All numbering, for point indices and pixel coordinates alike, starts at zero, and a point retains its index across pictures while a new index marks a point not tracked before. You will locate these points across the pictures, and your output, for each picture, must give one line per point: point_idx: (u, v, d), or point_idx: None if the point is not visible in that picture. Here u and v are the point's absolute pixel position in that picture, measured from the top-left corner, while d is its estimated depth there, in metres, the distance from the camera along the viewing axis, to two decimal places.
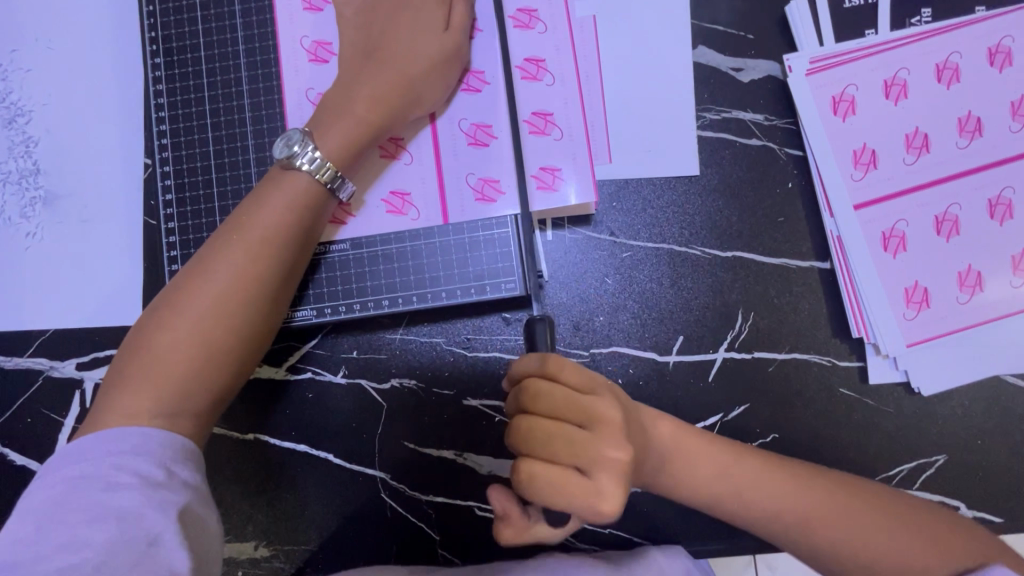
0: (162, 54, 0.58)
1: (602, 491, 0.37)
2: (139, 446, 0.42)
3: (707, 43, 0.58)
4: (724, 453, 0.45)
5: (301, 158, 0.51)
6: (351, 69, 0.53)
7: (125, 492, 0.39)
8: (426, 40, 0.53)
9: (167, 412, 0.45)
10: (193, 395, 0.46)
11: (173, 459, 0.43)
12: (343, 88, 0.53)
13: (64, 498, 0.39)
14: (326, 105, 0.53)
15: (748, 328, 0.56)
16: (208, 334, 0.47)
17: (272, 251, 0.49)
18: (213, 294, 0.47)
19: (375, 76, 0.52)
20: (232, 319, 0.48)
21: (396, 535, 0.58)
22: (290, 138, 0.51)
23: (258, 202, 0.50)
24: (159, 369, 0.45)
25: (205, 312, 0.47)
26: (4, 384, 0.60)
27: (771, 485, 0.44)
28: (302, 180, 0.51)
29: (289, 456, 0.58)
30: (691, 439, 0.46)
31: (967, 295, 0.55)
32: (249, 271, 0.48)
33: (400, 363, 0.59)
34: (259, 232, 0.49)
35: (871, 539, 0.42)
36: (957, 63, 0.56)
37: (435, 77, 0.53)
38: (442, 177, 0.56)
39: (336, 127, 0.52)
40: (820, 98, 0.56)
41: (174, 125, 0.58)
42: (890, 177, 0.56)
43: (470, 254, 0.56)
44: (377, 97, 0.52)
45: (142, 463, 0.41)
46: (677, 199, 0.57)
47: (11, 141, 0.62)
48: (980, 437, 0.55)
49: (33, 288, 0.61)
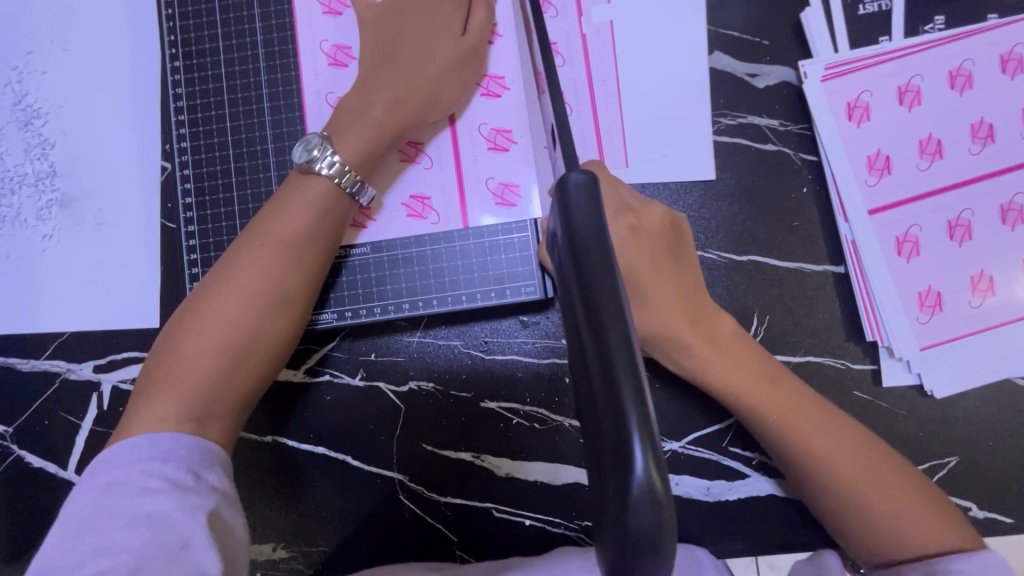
0: (180, 57, 0.58)
1: (705, 324, 0.51)
2: (167, 451, 0.42)
3: (723, 48, 0.58)
4: (736, 365, 0.50)
5: (320, 162, 0.51)
6: (371, 71, 0.53)
7: (156, 496, 0.40)
8: (444, 42, 0.53)
9: (193, 416, 0.45)
10: (220, 398, 0.47)
11: (201, 463, 0.43)
12: (363, 91, 0.53)
13: (99, 503, 0.40)
14: (345, 108, 0.53)
15: (763, 330, 0.57)
16: (233, 338, 0.47)
17: (294, 255, 0.50)
18: (237, 297, 0.48)
19: (391, 79, 0.53)
20: (257, 321, 0.48)
21: (414, 535, 0.58)
22: (309, 143, 0.52)
23: (278, 205, 0.51)
24: (185, 373, 0.46)
25: (229, 315, 0.47)
26: (21, 386, 0.60)
27: (823, 436, 0.48)
28: (321, 184, 0.51)
29: (308, 458, 0.59)
30: (723, 351, 0.51)
31: (979, 299, 0.56)
32: (271, 275, 0.49)
33: (418, 366, 0.59)
34: (280, 235, 0.50)
35: (897, 507, 0.47)
36: (970, 70, 0.57)
37: (454, 76, 0.54)
38: (462, 180, 0.57)
39: (356, 131, 0.52)
40: (835, 104, 0.57)
41: (194, 128, 0.58)
42: (904, 182, 0.57)
43: (489, 257, 0.57)
44: (398, 100, 0.52)
45: (171, 468, 0.42)
46: (694, 203, 0.58)
47: (27, 144, 0.62)
48: (990, 438, 0.56)
49: (50, 291, 0.61)
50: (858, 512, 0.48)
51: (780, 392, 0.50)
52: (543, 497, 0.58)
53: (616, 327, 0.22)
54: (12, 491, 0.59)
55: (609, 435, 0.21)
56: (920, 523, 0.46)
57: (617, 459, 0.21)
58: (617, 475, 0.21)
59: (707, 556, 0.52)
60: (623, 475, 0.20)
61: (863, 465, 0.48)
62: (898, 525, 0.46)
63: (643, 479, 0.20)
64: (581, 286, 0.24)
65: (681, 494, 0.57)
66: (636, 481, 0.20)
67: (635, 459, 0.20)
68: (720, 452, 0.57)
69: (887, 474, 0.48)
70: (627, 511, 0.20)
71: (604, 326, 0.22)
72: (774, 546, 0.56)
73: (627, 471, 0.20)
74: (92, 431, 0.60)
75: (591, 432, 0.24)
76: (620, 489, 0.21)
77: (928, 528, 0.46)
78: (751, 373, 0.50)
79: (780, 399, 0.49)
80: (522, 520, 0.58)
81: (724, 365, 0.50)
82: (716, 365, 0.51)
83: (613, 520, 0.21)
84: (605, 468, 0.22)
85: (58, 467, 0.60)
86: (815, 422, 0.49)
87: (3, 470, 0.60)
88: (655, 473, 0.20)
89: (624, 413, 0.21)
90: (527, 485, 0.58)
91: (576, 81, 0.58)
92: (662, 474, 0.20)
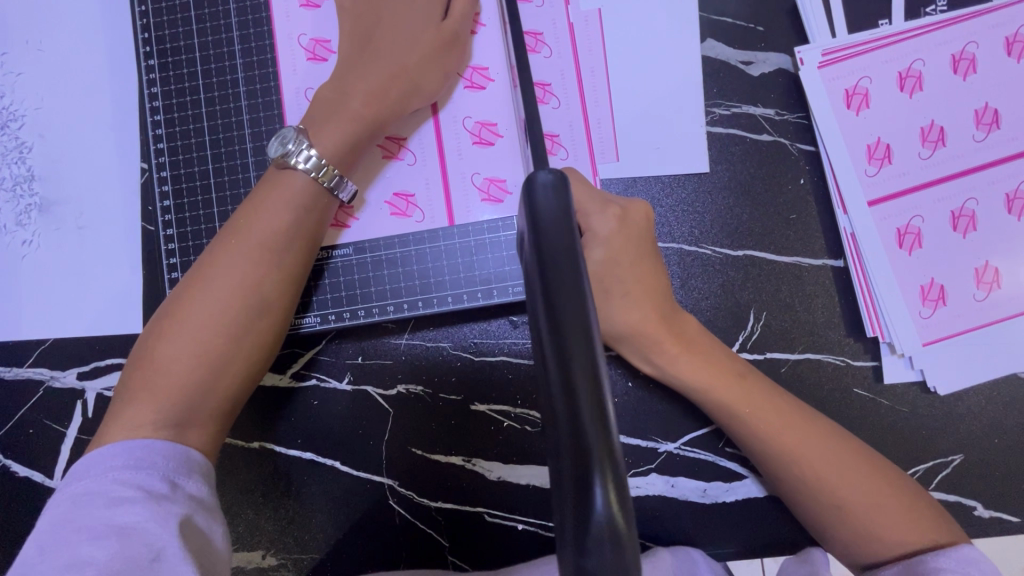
0: (155, 56, 0.57)
1: (679, 324, 0.50)
2: (141, 459, 0.41)
3: (715, 35, 0.56)
4: (711, 367, 0.49)
5: (295, 156, 0.49)
6: (348, 61, 0.52)
7: (128, 507, 0.39)
8: (424, 31, 0.51)
9: (170, 422, 0.44)
10: (198, 406, 0.46)
11: (176, 471, 0.42)
12: (340, 82, 0.51)
13: (69, 516, 0.39)
14: (320, 101, 0.51)
15: (760, 328, 0.55)
16: (210, 343, 0.46)
17: (272, 254, 0.48)
18: (214, 299, 0.47)
19: (368, 69, 0.51)
20: (236, 323, 0.47)
21: (406, 542, 0.57)
22: (285, 138, 0.50)
23: (255, 205, 0.49)
24: (161, 381, 0.45)
25: (206, 317, 0.46)
26: (4, 395, 0.59)
27: (801, 435, 0.47)
28: (298, 180, 0.49)
29: (297, 464, 0.57)
30: (697, 351, 0.50)
31: (984, 292, 0.54)
32: (249, 275, 0.48)
33: (406, 368, 0.58)
34: (257, 234, 0.48)
35: (882, 507, 0.45)
36: (973, 53, 0.54)
37: (434, 66, 0.52)
38: (447, 176, 0.56)
39: (333, 126, 0.50)
40: (832, 91, 0.55)
41: (170, 129, 0.57)
42: (904, 172, 0.54)
43: (476, 257, 0.55)
44: (375, 92, 0.51)
45: (145, 476, 0.41)
46: (688, 197, 0.56)
47: (4, 147, 0.60)
48: (996, 435, 0.54)
49: (32, 298, 0.60)
50: (838, 513, 0.46)
51: (756, 394, 0.48)
52: (535, 501, 0.57)
53: (578, 336, 0.21)
54: None
55: (570, 462, 0.20)
56: (908, 526, 0.45)
57: (576, 487, 0.20)
58: (576, 504, 0.20)
59: (704, 557, 0.51)
60: (583, 506, 0.20)
61: (847, 464, 0.46)
62: (880, 529, 0.45)
63: (603, 514, 0.19)
64: (545, 290, 0.23)
65: (677, 497, 0.55)
66: (595, 516, 0.19)
67: (594, 495, 0.20)
68: (715, 452, 0.55)
69: (873, 476, 0.46)
70: (584, 540, 0.20)
71: (567, 337, 0.21)
72: (771, 547, 0.55)
73: (587, 502, 0.20)
74: (78, 439, 0.59)
75: (553, 449, 0.23)
76: (579, 521, 0.20)
77: (914, 526, 0.45)
78: (726, 373, 0.49)
79: (756, 398, 0.48)
80: (515, 525, 0.57)
81: (694, 364, 0.49)
82: (687, 364, 0.49)
83: (571, 546, 0.21)
84: (563, 492, 0.21)
85: (44, 476, 0.59)
86: (793, 422, 0.48)
87: None
88: (616, 508, 0.19)
89: (586, 437, 0.20)
90: (519, 488, 0.57)
91: (564, 72, 0.55)
92: (623, 508, 0.20)
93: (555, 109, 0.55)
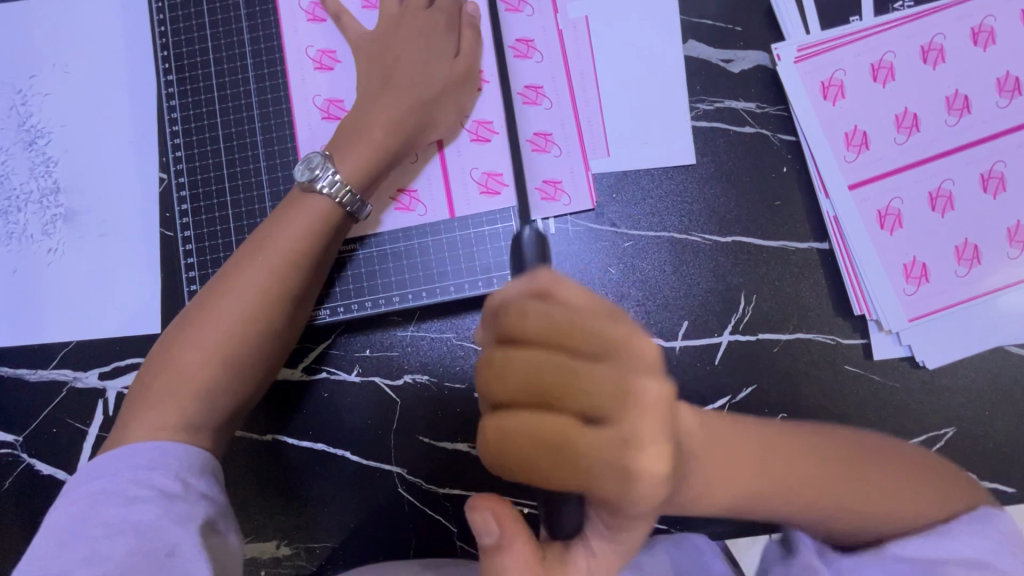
0: (173, 71, 0.61)
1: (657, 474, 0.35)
2: (155, 459, 0.44)
3: (696, 36, 0.59)
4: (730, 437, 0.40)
5: (321, 181, 0.53)
6: (370, 93, 0.55)
7: (142, 505, 0.41)
8: (439, 66, 0.55)
9: (189, 424, 0.47)
10: (217, 410, 0.49)
11: (189, 471, 0.45)
12: (361, 110, 0.55)
13: (87, 513, 0.41)
14: (344, 129, 0.55)
15: (751, 310, 0.57)
16: (229, 355, 0.49)
17: (291, 270, 0.51)
18: (234, 311, 0.49)
19: (390, 101, 0.54)
20: (254, 335, 0.50)
21: (417, 528, 0.59)
22: (311, 162, 0.53)
23: (278, 222, 0.52)
24: (180, 388, 0.48)
25: (227, 329, 0.49)
26: (30, 396, 0.62)
27: (811, 468, 0.40)
28: (321, 203, 0.53)
29: (308, 456, 0.59)
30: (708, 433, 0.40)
31: (966, 267, 0.56)
32: (268, 290, 0.50)
33: (412, 359, 0.60)
34: (279, 251, 0.51)
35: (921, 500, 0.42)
36: (941, 44, 0.57)
37: (449, 104, 0.56)
38: (447, 172, 0.59)
39: (355, 150, 0.54)
40: (808, 83, 0.58)
41: (187, 139, 0.60)
42: (881, 157, 0.57)
43: (475, 248, 0.58)
44: (394, 120, 0.54)
45: (158, 477, 0.43)
46: (676, 187, 0.59)
47: (32, 162, 0.64)
48: (987, 409, 0.55)
49: (57, 303, 0.63)
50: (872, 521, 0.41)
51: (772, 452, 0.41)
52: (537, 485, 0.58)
53: None
54: (22, 498, 0.61)
55: None
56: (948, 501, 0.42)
57: None
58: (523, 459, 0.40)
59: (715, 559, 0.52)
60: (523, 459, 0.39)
61: (869, 476, 0.42)
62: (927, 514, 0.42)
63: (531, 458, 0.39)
64: None
65: None
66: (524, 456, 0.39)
67: None
68: None
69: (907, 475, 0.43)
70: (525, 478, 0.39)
71: None
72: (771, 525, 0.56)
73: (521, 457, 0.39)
74: (98, 436, 0.61)
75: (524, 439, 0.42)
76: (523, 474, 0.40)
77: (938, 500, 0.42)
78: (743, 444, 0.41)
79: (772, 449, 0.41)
80: (521, 509, 0.59)
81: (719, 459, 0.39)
82: (708, 464, 0.38)
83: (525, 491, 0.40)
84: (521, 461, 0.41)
85: (67, 473, 0.61)
86: (814, 465, 0.41)
87: (15, 477, 0.61)
88: None
89: None
90: None
91: (554, 75, 0.59)
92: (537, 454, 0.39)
93: (547, 110, 0.59)
